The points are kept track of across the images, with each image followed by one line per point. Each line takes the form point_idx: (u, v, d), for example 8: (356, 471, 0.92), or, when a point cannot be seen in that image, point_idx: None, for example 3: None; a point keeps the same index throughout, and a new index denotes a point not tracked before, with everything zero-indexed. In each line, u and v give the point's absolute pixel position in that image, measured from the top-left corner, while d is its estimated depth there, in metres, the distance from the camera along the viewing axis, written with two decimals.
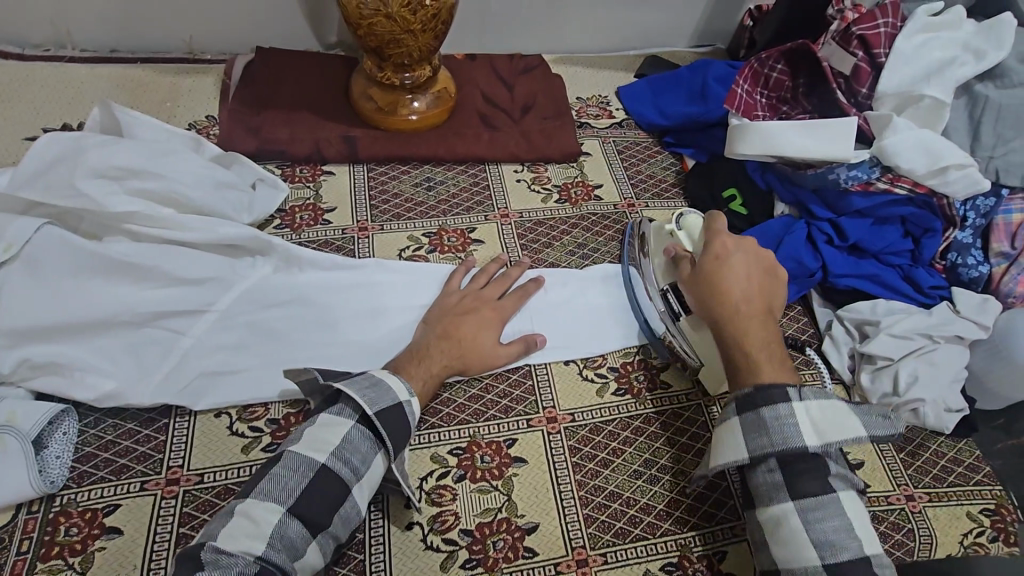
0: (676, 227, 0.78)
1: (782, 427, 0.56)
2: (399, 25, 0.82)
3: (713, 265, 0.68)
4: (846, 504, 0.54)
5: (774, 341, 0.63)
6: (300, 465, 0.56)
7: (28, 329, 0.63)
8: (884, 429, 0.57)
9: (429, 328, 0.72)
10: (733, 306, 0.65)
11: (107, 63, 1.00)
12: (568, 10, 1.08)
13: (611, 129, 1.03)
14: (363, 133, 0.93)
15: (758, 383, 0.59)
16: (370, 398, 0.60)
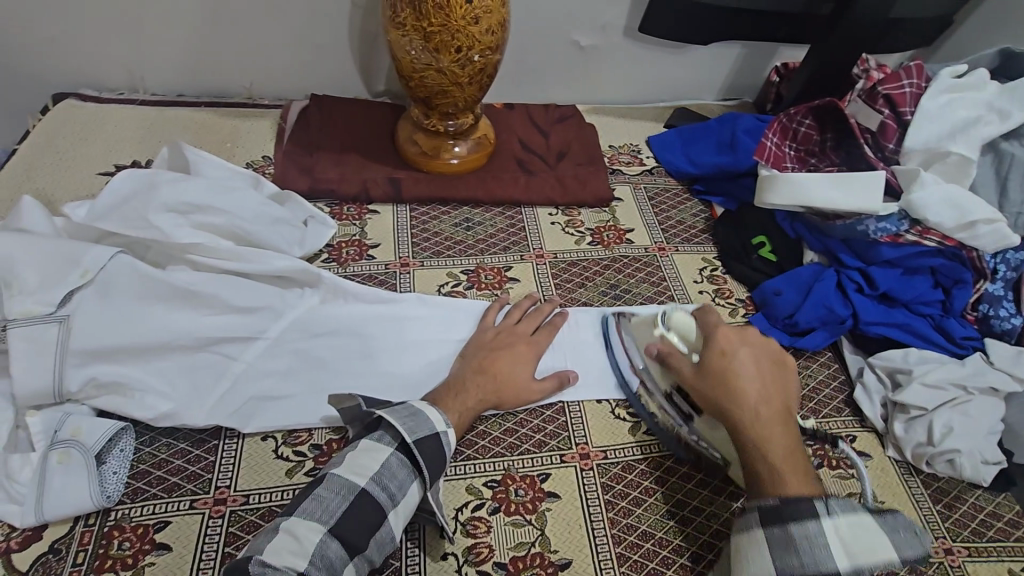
0: (662, 326, 0.77)
1: (810, 548, 0.52)
2: (448, 79, 0.87)
3: (717, 359, 0.68)
4: None
5: (795, 449, 0.61)
6: (342, 488, 0.57)
7: (97, 349, 0.67)
8: (914, 549, 0.54)
9: (465, 363, 0.74)
10: (748, 408, 0.64)
11: (174, 106, 1.08)
12: (603, 64, 1.15)
13: (642, 176, 1.07)
14: (407, 175, 0.99)
15: (784, 496, 0.56)
16: (410, 426, 0.62)
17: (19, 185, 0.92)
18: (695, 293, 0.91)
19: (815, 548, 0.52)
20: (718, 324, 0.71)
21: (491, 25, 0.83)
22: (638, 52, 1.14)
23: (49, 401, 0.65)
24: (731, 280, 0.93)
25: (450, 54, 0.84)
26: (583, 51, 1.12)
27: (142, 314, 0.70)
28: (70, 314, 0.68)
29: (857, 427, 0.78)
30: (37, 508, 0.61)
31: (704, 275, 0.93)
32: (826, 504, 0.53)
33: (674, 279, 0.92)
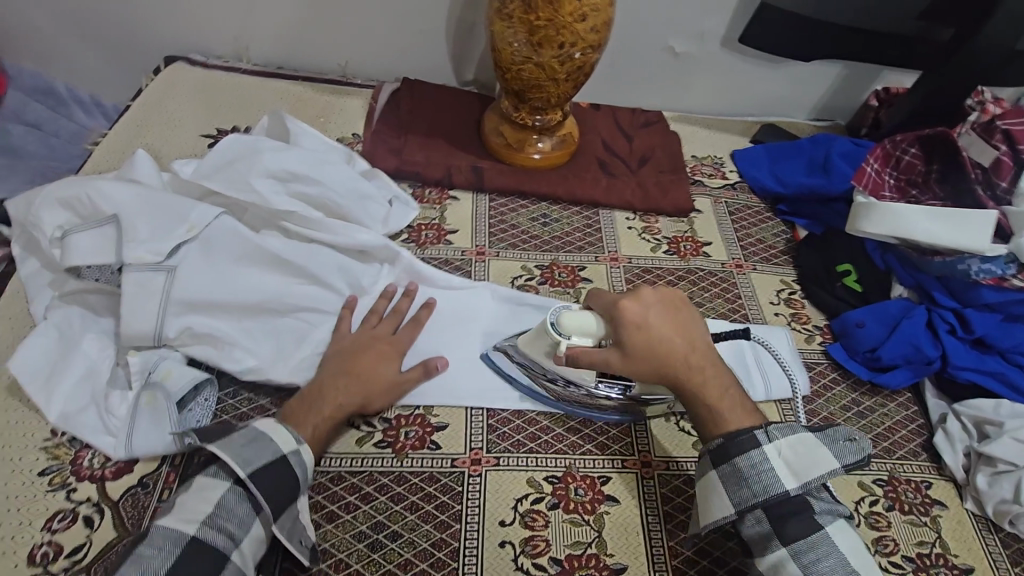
0: (563, 339, 0.69)
1: (760, 476, 0.60)
2: (546, 74, 0.87)
3: (636, 334, 0.65)
4: (834, 537, 0.58)
5: (730, 387, 0.66)
6: (167, 543, 0.53)
7: (198, 301, 0.71)
8: (854, 455, 0.61)
9: (324, 369, 0.70)
10: (683, 365, 0.65)
11: (273, 77, 1.12)
12: (695, 73, 1.13)
13: (725, 190, 1.05)
14: (489, 165, 1.00)
15: (728, 433, 0.63)
16: (245, 458, 0.58)
17: (130, 140, 0.98)
18: (771, 315, 0.89)
19: (766, 477, 0.60)
20: (616, 301, 0.68)
21: (598, 24, 0.83)
22: (733, 63, 1.11)
23: (148, 344, 0.70)
24: (808, 306, 0.91)
25: (552, 49, 0.84)
26: (676, 58, 1.10)
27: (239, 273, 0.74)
28: (176, 265, 0.71)
29: (934, 473, 0.75)
30: (125, 444, 0.65)
31: (781, 298, 0.91)
32: (768, 431, 0.61)
33: (750, 298, 0.90)
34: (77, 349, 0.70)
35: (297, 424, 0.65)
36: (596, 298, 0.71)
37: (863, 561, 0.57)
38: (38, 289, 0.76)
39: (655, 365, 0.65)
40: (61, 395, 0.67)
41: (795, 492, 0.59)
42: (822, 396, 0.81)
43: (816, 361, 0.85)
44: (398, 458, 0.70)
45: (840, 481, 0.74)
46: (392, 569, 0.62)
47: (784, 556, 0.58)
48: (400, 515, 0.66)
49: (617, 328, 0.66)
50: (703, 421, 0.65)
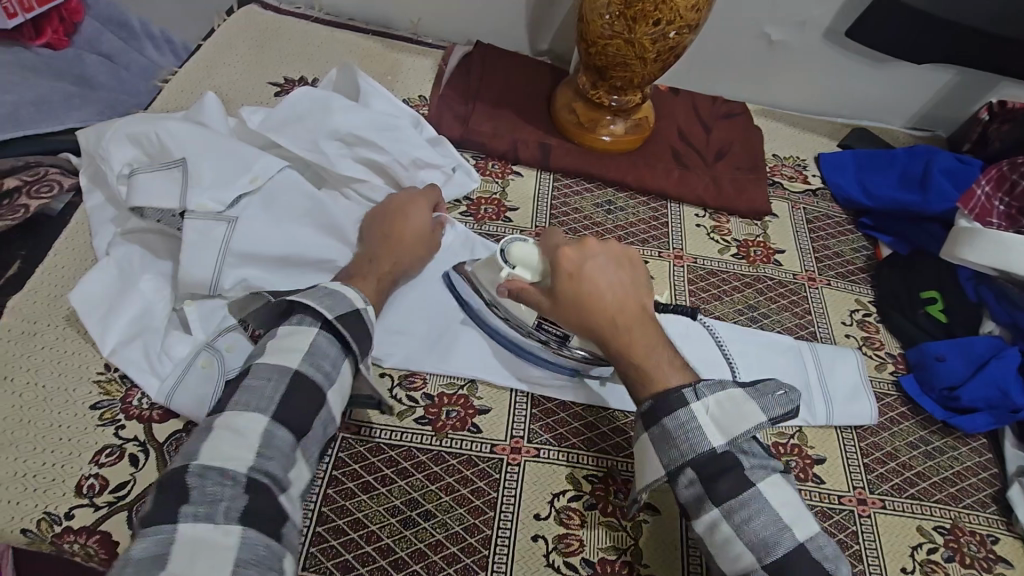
0: (507, 267, 0.70)
1: (687, 435, 0.57)
2: (634, 51, 0.81)
3: (567, 282, 0.64)
4: (765, 491, 0.55)
5: (659, 344, 0.62)
6: (274, 373, 0.56)
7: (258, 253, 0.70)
8: (784, 405, 0.59)
9: (369, 237, 0.73)
10: (608, 323, 0.62)
11: (343, 29, 1.09)
12: (789, 65, 1.04)
13: (805, 195, 0.98)
14: (558, 144, 0.95)
15: (654, 395, 0.59)
16: (329, 304, 0.61)
17: (200, 81, 0.97)
18: (841, 336, 0.83)
19: (690, 435, 0.57)
20: (561, 245, 0.67)
21: (699, 3, 0.77)
22: (832, 57, 1.03)
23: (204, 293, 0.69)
24: (883, 330, 0.85)
25: (645, 26, 0.78)
26: (771, 47, 1.03)
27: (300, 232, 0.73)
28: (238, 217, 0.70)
29: (1002, 528, 0.70)
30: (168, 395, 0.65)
31: (854, 318, 0.85)
32: (693, 391, 0.58)
33: (820, 315, 0.85)
34: (135, 287, 0.70)
35: (359, 281, 0.68)
36: (551, 238, 0.71)
37: (796, 515, 0.54)
38: (102, 224, 0.76)
39: (586, 319, 0.63)
40: (119, 331, 0.68)
41: (725, 449, 0.56)
42: (888, 429, 0.76)
43: (886, 391, 0.79)
44: (437, 437, 0.68)
45: (897, 522, 0.69)
46: (423, 548, 0.61)
47: (718, 517, 0.55)
48: (435, 495, 0.64)
49: (556, 268, 0.66)
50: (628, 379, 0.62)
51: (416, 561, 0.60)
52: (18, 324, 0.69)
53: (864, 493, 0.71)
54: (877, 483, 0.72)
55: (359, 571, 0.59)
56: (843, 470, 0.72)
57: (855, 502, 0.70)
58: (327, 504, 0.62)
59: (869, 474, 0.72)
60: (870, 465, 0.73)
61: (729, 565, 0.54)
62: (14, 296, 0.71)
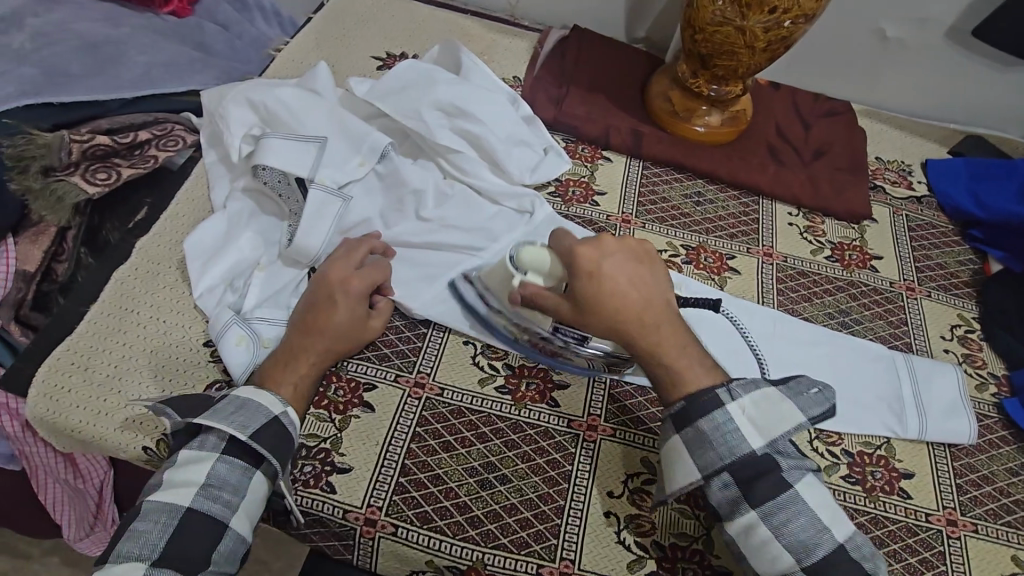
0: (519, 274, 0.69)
1: (725, 437, 0.58)
2: (744, 40, 0.80)
3: (589, 283, 0.63)
4: (801, 493, 0.57)
5: (687, 344, 0.63)
6: (162, 517, 0.55)
7: (368, 227, 0.78)
8: (820, 406, 0.61)
9: (293, 328, 0.68)
10: (636, 318, 0.62)
11: (444, 9, 1.12)
12: (901, 64, 0.99)
13: (908, 202, 0.93)
14: (650, 131, 0.94)
15: (689, 395, 0.60)
16: (239, 424, 0.59)
17: (309, 52, 1.02)
18: (938, 350, 0.79)
19: (726, 439, 0.58)
20: (573, 247, 0.65)
21: None
22: (952, 57, 0.97)
23: (303, 259, 0.74)
24: (986, 349, 0.80)
25: (759, 14, 0.76)
26: (885, 43, 0.97)
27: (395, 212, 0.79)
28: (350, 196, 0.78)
29: None
30: (217, 340, 0.68)
31: (955, 334, 0.81)
32: (729, 391, 0.59)
33: (917, 326, 0.81)
34: (235, 240, 0.75)
35: (275, 384, 0.65)
36: (563, 235, 0.68)
37: (833, 516, 0.56)
38: (219, 179, 0.82)
39: (608, 322, 0.62)
40: (211, 280, 0.73)
41: (758, 451, 0.58)
42: (985, 451, 0.72)
43: (985, 413, 0.75)
44: (516, 406, 0.70)
45: (988, 549, 0.65)
46: (497, 509, 0.63)
47: (755, 519, 0.56)
48: (512, 461, 0.66)
49: (574, 276, 0.64)
50: (662, 381, 0.62)
51: (491, 522, 0.62)
52: (144, 264, 0.76)
53: (954, 515, 0.67)
54: (970, 505, 0.68)
55: (437, 523, 0.62)
56: (933, 489, 0.69)
57: (943, 523, 0.67)
58: (409, 458, 0.65)
59: (961, 495, 0.69)
60: (962, 486, 0.69)
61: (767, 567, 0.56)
62: (143, 239, 0.78)
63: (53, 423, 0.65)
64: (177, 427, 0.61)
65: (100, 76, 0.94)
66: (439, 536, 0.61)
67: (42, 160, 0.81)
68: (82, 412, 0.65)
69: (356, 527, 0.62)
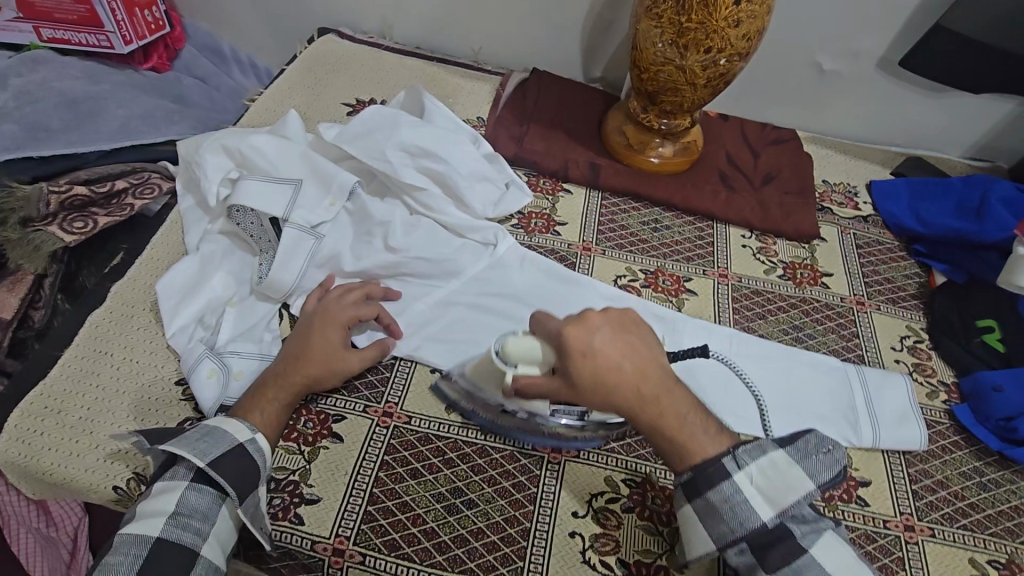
0: (508, 367, 0.66)
1: (734, 509, 0.58)
2: (685, 78, 0.86)
3: (583, 363, 0.61)
4: (820, 557, 0.56)
5: (687, 410, 0.61)
6: (132, 548, 0.56)
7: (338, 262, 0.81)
8: (829, 468, 0.59)
9: (275, 362, 0.70)
10: (634, 393, 0.61)
11: (411, 56, 1.18)
12: (840, 93, 1.06)
13: (855, 221, 0.99)
14: (607, 164, 0.99)
15: (696, 465, 0.60)
16: (201, 450, 0.61)
17: (281, 100, 1.07)
18: (890, 361, 0.82)
19: (734, 508, 0.58)
20: (562, 325, 0.64)
21: (750, 31, 0.80)
22: (884, 86, 1.04)
23: (274, 295, 0.78)
24: (936, 357, 0.83)
25: (697, 54, 0.82)
26: (822, 75, 1.05)
27: (364, 246, 0.82)
28: (322, 233, 0.82)
29: None
30: (189, 375, 0.70)
31: (905, 344, 0.84)
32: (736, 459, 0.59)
33: (868, 339, 0.84)
34: (208, 281, 0.78)
35: (248, 414, 0.66)
36: (544, 321, 0.67)
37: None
38: (193, 223, 0.85)
39: (610, 402, 0.61)
40: (182, 319, 0.76)
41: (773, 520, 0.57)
42: (938, 457, 0.74)
43: (938, 419, 0.78)
44: (482, 431, 0.72)
45: (946, 552, 0.67)
46: (464, 534, 0.64)
47: None
48: (478, 485, 0.68)
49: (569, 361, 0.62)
50: (671, 451, 0.61)
51: (458, 546, 0.63)
52: (118, 307, 0.78)
53: (911, 520, 0.69)
54: (926, 510, 0.70)
55: (405, 551, 0.63)
56: (890, 496, 0.71)
57: (901, 529, 0.68)
58: (377, 486, 0.67)
59: (917, 501, 0.71)
60: (918, 491, 0.71)
61: None
62: (117, 284, 0.80)
63: (24, 467, 0.66)
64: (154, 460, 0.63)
65: (80, 131, 0.98)
66: (407, 563, 0.62)
67: (20, 212, 0.85)
68: (51, 453, 0.66)
69: (325, 558, 0.62)
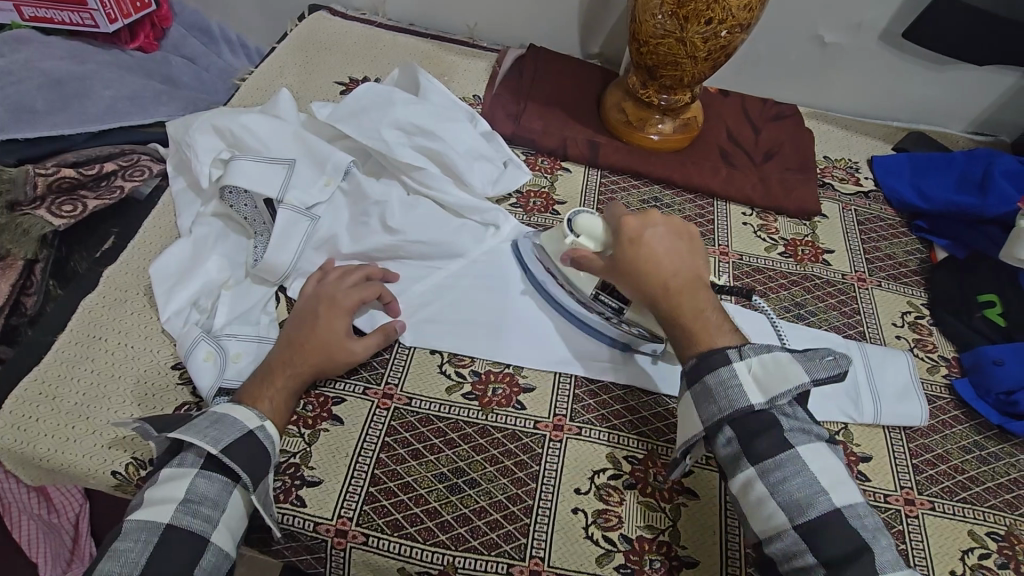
0: (570, 235, 0.73)
1: (726, 391, 0.59)
2: (685, 51, 0.84)
3: (629, 246, 0.68)
4: (804, 457, 0.56)
5: (709, 311, 0.65)
6: (140, 534, 0.55)
7: (331, 243, 0.80)
8: (830, 370, 0.59)
9: (278, 346, 0.69)
10: (662, 284, 0.65)
11: (404, 33, 1.15)
12: (842, 67, 1.04)
13: (856, 197, 0.98)
14: (606, 142, 0.97)
15: (700, 355, 0.61)
16: (212, 437, 0.60)
17: (273, 80, 1.04)
18: (891, 337, 0.82)
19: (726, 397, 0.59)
20: (623, 216, 0.71)
21: (751, 2, 0.79)
22: (888, 59, 1.02)
23: (270, 278, 0.76)
24: (936, 334, 0.83)
25: (697, 25, 0.80)
26: (824, 48, 1.03)
27: (360, 227, 0.81)
28: (317, 214, 0.80)
29: None
30: (185, 358, 0.69)
31: (906, 320, 0.84)
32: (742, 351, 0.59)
33: (869, 315, 0.84)
34: (202, 264, 0.77)
35: (253, 400, 0.65)
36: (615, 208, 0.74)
37: (834, 480, 0.55)
38: (185, 206, 0.83)
39: (643, 286, 0.66)
40: (178, 303, 0.74)
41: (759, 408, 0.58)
42: (938, 431, 0.75)
43: (938, 394, 0.78)
44: (483, 412, 0.71)
45: (945, 525, 0.67)
46: (467, 513, 0.64)
47: (752, 475, 0.57)
48: (481, 465, 0.67)
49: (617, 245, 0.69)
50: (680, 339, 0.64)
51: (461, 526, 0.63)
52: (111, 291, 0.77)
53: (911, 494, 0.69)
54: (927, 484, 0.70)
55: (408, 530, 0.63)
56: (891, 470, 0.71)
57: (901, 502, 0.69)
58: (378, 467, 0.66)
59: (918, 475, 0.71)
60: (918, 466, 0.72)
61: (761, 526, 0.56)
62: (109, 268, 0.79)
63: (21, 453, 0.65)
64: (160, 446, 0.62)
65: (67, 112, 0.96)
66: (410, 542, 0.62)
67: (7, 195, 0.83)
68: (49, 440, 0.65)
69: (328, 538, 0.62)
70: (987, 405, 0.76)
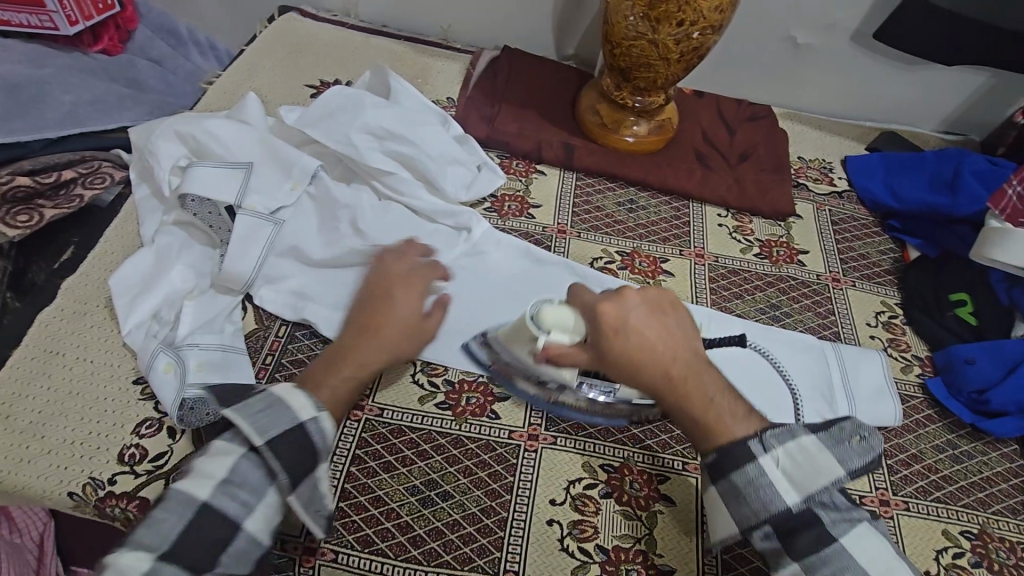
0: (541, 333, 0.64)
1: (757, 491, 0.54)
2: (658, 53, 0.83)
3: (613, 340, 0.59)
4: (853, 548, 0.52)
5: (720, 393, 0.58)
6: None
7: (300, 250, 0.78)
8: (860, 454, 0.56)
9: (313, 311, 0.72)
10: (665, 376, 0.58)
11: (377, 35, 1.14)
12: (814, 67, 1.05)
13: (830, 197, 0.98)
14: (581, 144, 0.97)
15: (723, 446, 0.56)
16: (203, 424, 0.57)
17: (240, 83, 1.02)
18: (865, 337, 0.82)
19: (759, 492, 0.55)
20: (595, 303, 0.61)
21: (722, 4, 0.78)
22: (859, 60, 1.03)
23: (235, 288, 0.74)
24: (909, 333, 0.84)
25: (668, 27, 0.80)
26: (797, 49, 1.03)
27: (331, 232, 0.79)
28: (282, 219, 0.78)
29: None
30: (146, 372, 0.67)
31: (880, 320, 0.84)
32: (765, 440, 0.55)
33: (843, 316, 0.84)
34: (164, 274, 0.74)
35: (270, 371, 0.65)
36: (580, 290, 0.65)
37: (884, 567, 0.52)
38: (148, 214, 0.81)
39: (644, 380, 0.58)
40: (139, 315, 0.72)
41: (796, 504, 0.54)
42: (912, 431, 0.75)
43: (912, 393, 0.78)
44: (457, 422, 0.70)
45: (920, 525, 0.68)
46: (440, 526, 0.63)
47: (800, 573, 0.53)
48: (454, 477, 0.66)
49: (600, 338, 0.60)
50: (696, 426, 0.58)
51: (433, 540, 0.62)
52: (70, 304, 0.74)
53: (886, 495, 0.69)
54: (902, 484, 0.70)
55: (379, 546, 0.61)
56: (866, 472, 0.71)
57: (876, 503, 0.69)
58: (349, 481, 0.65)
59: (892, 476, 0.71)
60: (893, 466, 0.72)
61: None
62: (67, 279, 0.76)
63: None
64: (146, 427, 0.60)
65: (25, 117, 0.93)
66: (382, 558, 0.60)
67: None
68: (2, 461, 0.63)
69: (296, 557, 0.60)
70: (959, 404, 0.77)
